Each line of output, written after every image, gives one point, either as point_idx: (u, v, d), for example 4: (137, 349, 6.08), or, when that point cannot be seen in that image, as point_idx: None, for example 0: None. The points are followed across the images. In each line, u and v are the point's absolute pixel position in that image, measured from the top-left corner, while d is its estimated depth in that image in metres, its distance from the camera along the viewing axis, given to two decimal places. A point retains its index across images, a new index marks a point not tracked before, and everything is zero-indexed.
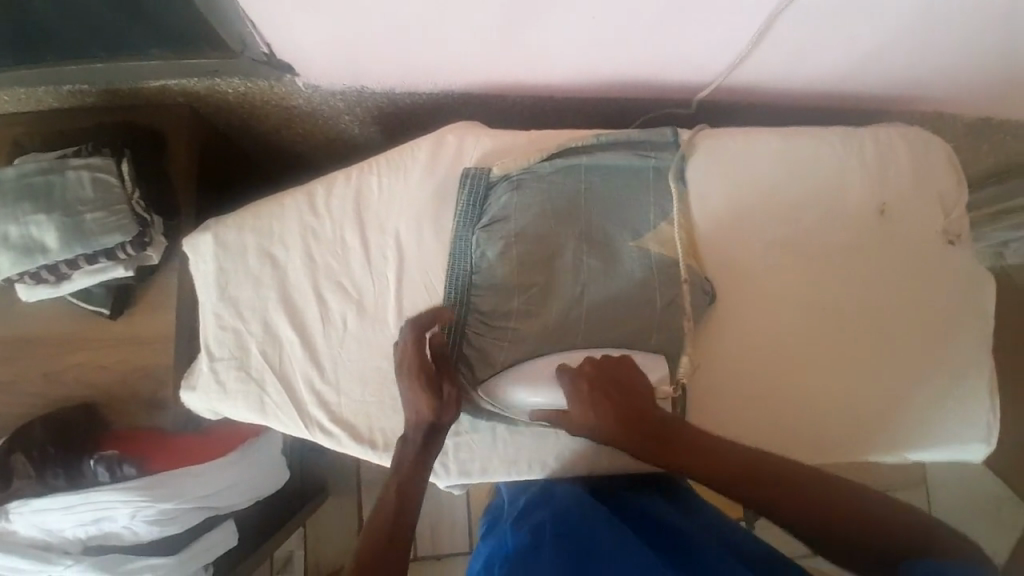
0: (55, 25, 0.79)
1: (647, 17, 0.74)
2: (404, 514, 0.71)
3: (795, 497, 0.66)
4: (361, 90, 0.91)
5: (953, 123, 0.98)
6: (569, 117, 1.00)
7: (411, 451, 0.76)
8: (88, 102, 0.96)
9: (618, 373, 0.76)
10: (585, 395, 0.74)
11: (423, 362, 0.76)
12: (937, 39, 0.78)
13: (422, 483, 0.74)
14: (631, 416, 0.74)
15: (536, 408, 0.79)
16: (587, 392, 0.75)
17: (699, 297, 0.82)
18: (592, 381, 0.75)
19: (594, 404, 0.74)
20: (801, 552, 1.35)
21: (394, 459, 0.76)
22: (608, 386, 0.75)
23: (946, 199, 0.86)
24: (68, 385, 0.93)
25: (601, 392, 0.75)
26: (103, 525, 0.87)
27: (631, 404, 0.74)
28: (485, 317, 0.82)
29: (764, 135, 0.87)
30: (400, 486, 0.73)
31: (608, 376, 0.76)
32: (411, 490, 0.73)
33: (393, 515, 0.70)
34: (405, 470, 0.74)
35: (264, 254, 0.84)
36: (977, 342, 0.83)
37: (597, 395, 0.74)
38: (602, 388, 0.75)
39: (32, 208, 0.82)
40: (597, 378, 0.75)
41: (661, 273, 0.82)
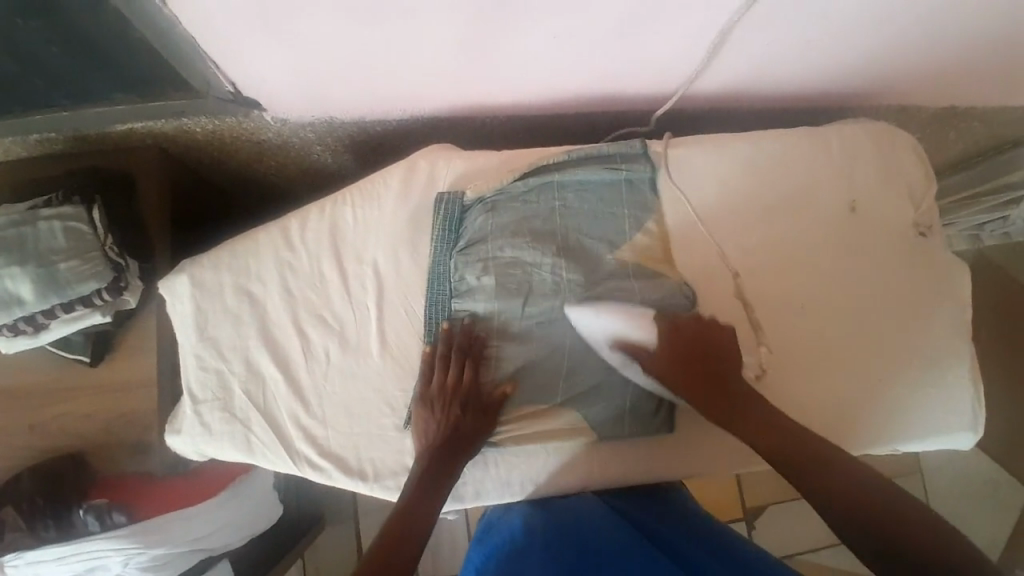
0: (17, 77, 0.78)
1: (606, 33, 0.75)
2: (419, 530, 0.73)
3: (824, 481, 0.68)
4: (329, 120, 0.91)
5: (918, 114, 0.99)
6: (538, 133, 1.00)
7: (434, 466, 0.78)
8: (57, 149, 0.96)
9: (713, 330, 0.79)
10: (670, 345, 0.77)
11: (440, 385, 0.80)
12: (892, 37, 0.80)
13: (438, 504, 0.75)
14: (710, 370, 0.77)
15: (618, 339, 0.79)
16: (677, 342, 0.77)
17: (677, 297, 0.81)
18: (681, 334, 0.78)
19: (676, 348, 0.77)
20: (802, 549, 1.35)
21: (415, 474, 0.78)
22: (695, 342, 0.78)
23: (915, 193, 0.87)
24: (52, 436, 0.92)
25: (687, 344, 0.77)
26: (97, 574, 0.88)
27: (715, 358, 0.77)
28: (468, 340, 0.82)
29: (733, 140, 0.88)
30: (417, 501, 0.75)
31: (702, 332, 0.78)
32: (423, 509, 0.74)
33: (412, 524, 0.73)
34: (423, 487, 0.76)
35: (243, 291, 0.84)
36: (954, 331, 0.84)
37: (683, 346, 0.77)
38: (688, 342, 0.78)
39: (5, 261, 0.82)
40: (683, 332, 0.78)
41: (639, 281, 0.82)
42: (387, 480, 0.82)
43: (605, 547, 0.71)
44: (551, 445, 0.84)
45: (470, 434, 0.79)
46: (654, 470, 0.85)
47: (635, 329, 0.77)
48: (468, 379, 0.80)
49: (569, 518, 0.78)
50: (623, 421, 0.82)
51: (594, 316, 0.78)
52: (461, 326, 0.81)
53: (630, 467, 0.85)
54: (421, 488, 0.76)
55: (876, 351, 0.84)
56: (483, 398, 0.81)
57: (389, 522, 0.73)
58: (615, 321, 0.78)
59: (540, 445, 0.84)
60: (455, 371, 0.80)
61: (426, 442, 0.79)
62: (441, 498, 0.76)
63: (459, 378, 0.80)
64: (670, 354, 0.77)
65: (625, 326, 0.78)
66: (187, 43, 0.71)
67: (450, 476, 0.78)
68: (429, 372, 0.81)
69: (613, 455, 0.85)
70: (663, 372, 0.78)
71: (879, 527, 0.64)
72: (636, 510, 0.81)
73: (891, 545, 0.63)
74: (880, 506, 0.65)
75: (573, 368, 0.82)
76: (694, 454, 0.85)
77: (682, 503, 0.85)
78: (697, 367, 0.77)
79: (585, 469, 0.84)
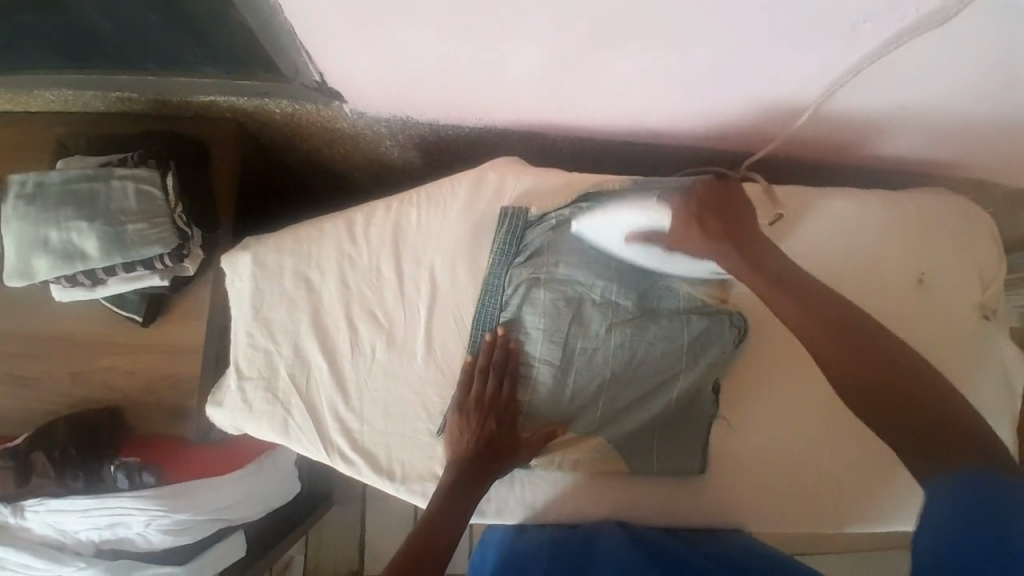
0: (113, 38, 0.80)
1: (701, 70, 0.74)
2: (443, 541, 0.74)
3: (847, 354, 0.63)
4: (405, 120, 0.92)
5: (993, 192, 0.97)
6: (607, 158, 1.00)
7: (461, 480, 0.78)
8: (134, 109, 0.97)
9: (743, 198, 0.73)
10: (691, 211, 0.72)
11: (476, 398, 0.80)
12: (987, 113, 0.78)
13: (466, 516, 0.77)
14: (737, 234, 0.71)
15: (636, 232, 0.76)
16: (702, 209, 0.72)
17: (725, 333, 0.82)
18: (706, 203, 0.72)
19: (702, 219, 0.71)
20: None
21: (443, 484, 0.78)
22: (722, 206, 0.72)
23: (985, 274, 0.86)
24: (94, 387, 0.94)
25: (713, 213, 0.71)
26: (118, 530, 0.88)
27: (744, 228, 0.71)
28: (513, 358, 0.81)
29: (809, 194, 0.87)
30: (445, 511, 0.76)
31: (728, 195, 0.72)
32: (453, 519, 0.76)
33: (440, 534, 0.74)
34: (452, 497, 0.77)
35: (301, 278, 0.85)
36: (1002, 420, 0.84)
37: (706, 212, 0.71)
38: (712, 210, 0.72)
39: (75, 214, 0.82)
40: (710, 201, 0.72)
41: (694, 329, 0.81)
42: (414, 484, 0.83)
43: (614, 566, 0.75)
44: (580, 474, 0.85)
45: (500, 447, 0.80)
46: (679, 516, 0.85)
47: (653, 215, 0.74)
48: (505, 393, 0.80)
49: (582, 542, 0.80)
50: (653, 458, 0.83)
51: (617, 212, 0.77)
52: (501, 337, 0.81)
53: (653, 508, 0.85)
54: (451, 496, 0.77)
55: None
56: (515, 412, 0.81)
57: (424, 519, 0.75)
58: (634, 215, 0.76)
59: (568, 472, 0.85)
60: (492, 389, 0.80)
61: (455, 453, 0.80)
62: (468, 510, 0.77)
63: (497, 395, 0.80)
64: (696, 225, 0.71)
65: (644, 217, 0.75)
66: (285, 28, 0.71)
67: (478, 488, 0.79)
68: (467, 384, 0.81)
69: (641, 494, 0.85)
70: (691, 247, 0.73)
71: (902, 410, 0.59)
72: (656, 533, 0.82)
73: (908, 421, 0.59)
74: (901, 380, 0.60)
75: (614, 398, 0.82)
76: (724, 504, 0.84)
77: (716, 531, 0.85)
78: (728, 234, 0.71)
79: (611, 502, 0.85)
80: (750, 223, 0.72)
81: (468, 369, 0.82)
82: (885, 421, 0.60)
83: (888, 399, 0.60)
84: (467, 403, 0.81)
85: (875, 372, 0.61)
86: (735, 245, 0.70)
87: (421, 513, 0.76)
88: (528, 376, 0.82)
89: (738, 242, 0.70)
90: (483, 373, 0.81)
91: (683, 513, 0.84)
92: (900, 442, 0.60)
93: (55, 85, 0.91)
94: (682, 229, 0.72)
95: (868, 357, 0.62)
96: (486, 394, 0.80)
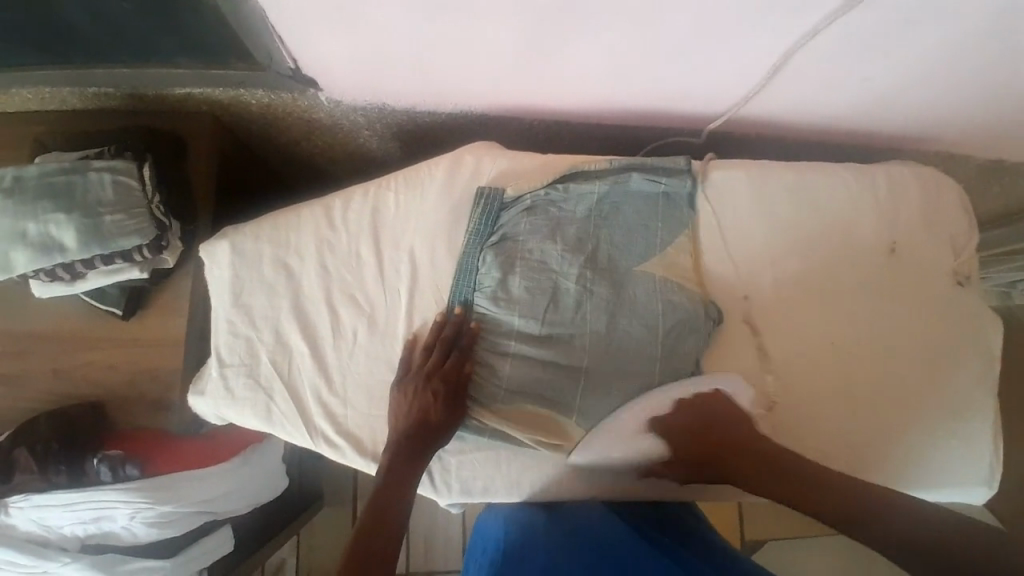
0: (88, 30, 0.80)
1: (669, 49, 0.75)
2: (388, 527, 0.74)
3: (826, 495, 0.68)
4: (382, 107, 0.93)
5: (964, 164, 0.99)
6: (583, 141, 1.01)
7: (405, 454, 0.78)
8: (111, 105, 0.97)
9: (720, 405, 0.78)
10: (679, 433, 0.78)
11: (422, 373, 0.80)
12: (948, 86, 0.79)
13: (408, 496, 0.77)
14: (724, 442, 0.77)
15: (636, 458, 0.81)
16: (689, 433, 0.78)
17: (702, 320, 0.82)
18: (686, 422, 0.78)
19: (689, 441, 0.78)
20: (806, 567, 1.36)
21: (382, 461, 0.79)
22: (703, 421, 0.78)
23: (956, 242, 0.87)
24: (76, 383, 0.93)
25: (694, 426, 0.78)
26: (103, 525, 0.87)
27: (726, 428, 0.77)
28: (479, 338, 0.82)
29: (777, 169, 0.88)
30: (383, 498, 0.75)
31: (703, 408, 0.78)
32: (397, 496, 0.76)
33: (386, 516, 0.75)
34: (395, 474, 0.77)
35: (280, 264, 0.85)
36: (980, 385, 0.84)
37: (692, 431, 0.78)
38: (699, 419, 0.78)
39: (53, 207, 0.82)
40: (689, 416, 0.78)
41: (670, 315, 0.82)
42: None
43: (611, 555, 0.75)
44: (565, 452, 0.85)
45: (450, 418, 0.80)
46: (666, 492, 0.85)
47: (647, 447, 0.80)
48: (450, 365, 0.80)
49: (568, 522, 0.82)
50: None
51: (620, 444, 0.80)
52: (457, 316, 0.82)
53: (638, 483, 0.85)
54: (394, 470, 0.77)
55: (899, 392, 0.84)
56: (463, 387, 0.81)
57: (374, 490, 0.76)
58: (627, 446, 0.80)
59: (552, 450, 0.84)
60: (437, 362, 0.80)
61: (396, 431, 0.79)
62: (411, 487, 0.77)
63: (445, 370, 0.80)
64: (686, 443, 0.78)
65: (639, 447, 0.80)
66: (258, 15, 0.71)
67: (421, 461, 0.79)
68: (410, 358, 0.82)
69: (627, 470, 0.85)
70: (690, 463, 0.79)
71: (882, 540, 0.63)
72: (629, 512, 0.85)
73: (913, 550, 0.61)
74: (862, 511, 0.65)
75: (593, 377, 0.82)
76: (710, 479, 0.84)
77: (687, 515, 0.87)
78: (713, 440, 0.77)
79: (598, 482, 0.84)
80: (733, 422, 0.77)
81: (408, 341, 0.83)
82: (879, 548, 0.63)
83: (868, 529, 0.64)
84: (411, 378, 0.80)
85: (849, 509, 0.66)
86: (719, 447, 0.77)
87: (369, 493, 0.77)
88: (495, 353, 0.82)
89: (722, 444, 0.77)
90: (427, 350, 0.81)
91: (669, 489, 0.85)
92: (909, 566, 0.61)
93: (31, 82, 0.91)
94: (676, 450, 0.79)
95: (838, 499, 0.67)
96: (430, 365, 0.79)
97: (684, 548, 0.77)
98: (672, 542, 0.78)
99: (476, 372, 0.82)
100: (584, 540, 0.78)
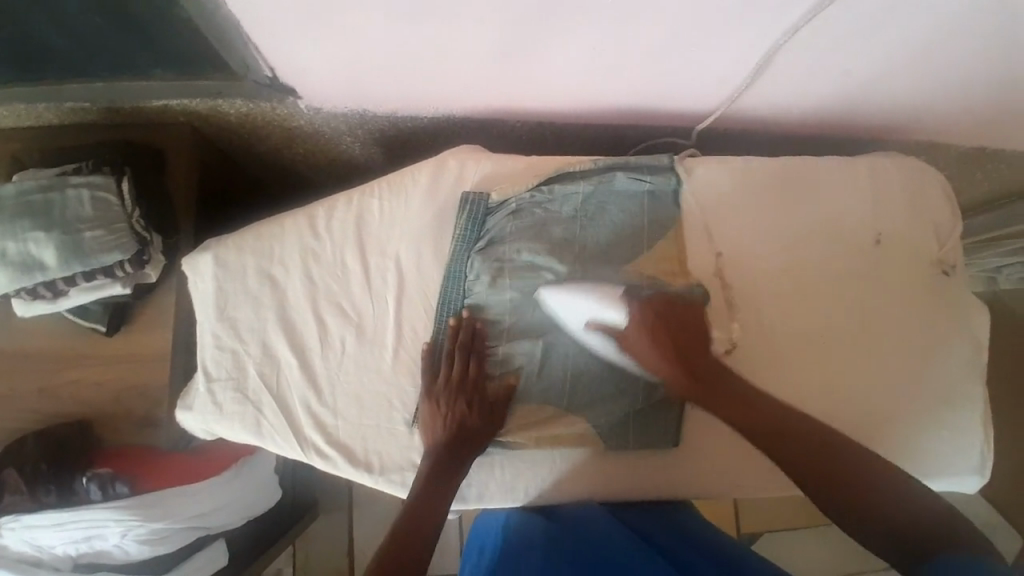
0: (61, 46, 0.79)
1: (648, 47, 0.75)
2: (424, 535, 0.73)
3: (793, 437, 0.69)
4: (363, 113, 0.92)
5: (947, 152, 0.99)
6: (566, 141, 1.01)
7: (440, 464, 0.78)
8: (89, 119, 0.96)
9: (689, 313, 0.78)
10: (647, 326, 0.76)
11: (447, 383, 0.80)
12: (928, 76, 0.80)
13: (445, 505, 0.76)
14: (689, 352, 0.77)
15: (592, 321, 0.78)
16: (655, 321, 0.77)
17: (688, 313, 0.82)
18: (658, 319, 0.77)
19: (655, 337, 0.76)
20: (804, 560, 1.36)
21: (418, 472, 0.78)
22: (674, 326, 0.77)
23: (941, 231, 0.87)
24: (63, 401, 0.92)
25: (663, 325, 0.76)
26: (94, 544, 0.86)
27: (694, 340, 0.77)
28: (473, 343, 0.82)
29: (762, 163, 0.88)
30: (419, 507, 0.75)
31: (676, 313, 0.78)
32: (430, 505, 0.75)
33: (420, 524, 0.74)
34: (429, 484, 0.77)
35: (265, 276, 0.85)
36: (969, 374, 0.84)
37: (659, 325, 0.76)
38: (667, 324, 0.77)
39: (31, 225, 0.81)
40: (659, 315, 0.77)
41: None
42: (391, 474, 0.82)
43: (603, 556, 0.74)
44: (558, 453, 0.85)
45: (482, 427, 0.80)
46: (662, 490, 0.85)
47: (612, 313, 0.77)
48: (474, 373, 0.80)
49: (568, 522, 0.81)
50: (626, 433, 0.83)
51: (585, 299, 0.78)
52: (464, 319, 0.82)
53: (632, 483, 0.85)
54: (428, 482, 0.77)
55: (889, 383, 0.84)
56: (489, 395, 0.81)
57: (410, 502, 0.76)
58: (592, 304, 0.78)
59: (547, 453, 0.85)
60: (461, 371, 0.80)
61: (430, 441, 0.79)
62: (446, 497, 0.76)
63: (473, 379, 0.80)
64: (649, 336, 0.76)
65: (605, 309, 0.77)
66: (233, 25, 0.71)
67: (458, 473, 0.78)
68: (436, 368, 0.81)
69: (620, 470, 0.85)
70: (643, 351, 0.77)
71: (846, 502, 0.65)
72: (629, 510, 0.84)
73: (880, 524, 0.63)
74: (832, 463, 0.66)
75: (585, 378, 0.82)
76: (706, 477, 0.84)
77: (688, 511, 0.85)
78: (678, 342, 0.77)
79: (590, 481, 0.85)
80: (700, 330, 0.78)
81: (427, 350, 0.82)
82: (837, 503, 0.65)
83: (832, 485, 0.66)
84: (437, 388, 0.80)
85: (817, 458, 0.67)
86: (680, 349, 0.76)
87: (402, 504, 0.76)
88: (501, 359, 0.83)
89: (686, 352, 0.76)
90: (450, 359, 0.81)
91: (664, 488, 0.85)
92: (867, 534, 0.64)
93: (6, 99, 0.90)
94: (638, 333, 0.76)
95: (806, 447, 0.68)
96: (456, 374, 0.80)
97: (683, 546, 0.76)
98: (672, 539, 0.78)
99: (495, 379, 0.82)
100: (585, 539, 0.77)
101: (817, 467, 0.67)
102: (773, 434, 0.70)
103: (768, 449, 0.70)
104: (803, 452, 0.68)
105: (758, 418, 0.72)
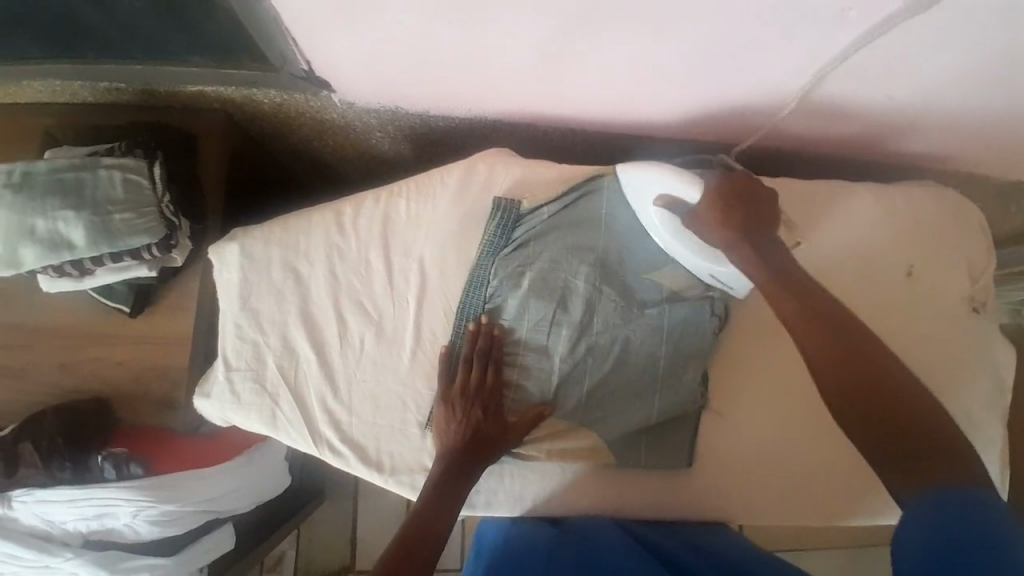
0: (100, 26, 0.79)
1: (689, 61, 0.74)
2: (434, 536, 0.74)
3: (838, 331, 0.63)
4: (395, 110, 0.92)
5: (984, 185, 0.97)
6: (597, 149, 1.00)
7: (452, 468, 0.78)
8: (122, 99, 0.97)
9: (760, 199, 0.72)
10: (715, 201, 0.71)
11: (464, 388, 0.80)
12: (972, 107, 0.78)
13: (455, 508, 0.76)
14: (752, 229, 0.70)
15: (665, 198, 0.75)
16: (727, 196, 0.71)
17: (706, 326, 0.81)
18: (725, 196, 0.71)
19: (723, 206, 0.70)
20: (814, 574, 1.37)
21: (430, 474, 0.79)
22: (741, 204, 0.71)
23: (974, 267, 0.86)
24: (82, 378, 0.93)
25: (733, 202, 0.70)
26: (106, 521, 0.87)
27: (757, 221, 0.71)
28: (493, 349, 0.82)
29: (797, 185, 0.87)
30: (430, 509, 0.75)
31: (746, 193, 0.72)
32: (441, 506, 0.76)
33: (429, 527, 0.74)
34: (440, 488, 0.77)
35: (289, 269, 0.85)
36: (992, 416, 0.84)
37: (730, 199, 0.70)
38: (736, 202, 0.71)
39: (62, 204, 0.81)
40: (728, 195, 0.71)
41: (677, 324, 0.81)
42: (402, 475, 0.83)
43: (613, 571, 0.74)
44: (567, 466, 0.85)
45: (498, 434, 0.80)
46: (673, 512, 0.85)
47: (691, 188, 0.72)
48: (491, 379, 0.80)
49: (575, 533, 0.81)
50: (640, 451, 0.83)
51: (654, 171, 0.75)
52: (485, 325, 0.81)
53: (642, 500, 0.85)
54: (440, 486, 0.77)
55: None
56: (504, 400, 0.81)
57: (420, 503, 0.76)
58: (671, 180, 0.74)
59: (554, 465, 0.85)
60: (479, 375, 0.80)
61: (443, 444, 0.80)
62: (457, 500, 0.77)
63: (489, 385, 0.80)
64: (717, 210, 0.70)
65: (686, 187, 0.73)
66: (272, 17, 0.70)
67: (470, 478, 0.78)
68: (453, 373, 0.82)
69: (631, 485, 0.85)
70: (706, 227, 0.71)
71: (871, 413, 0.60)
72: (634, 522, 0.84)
73: (896, 440, 0.58)
74: (879, 373, 0.61)
75: (603, 392, 0.82)
76: (719, 501, 0.84)
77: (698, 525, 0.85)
78: (744, 218, 0.70)
79: (600, 494, 0.85)
80: (768, 217, 0.71)
81: (445, 355, 0.82)
82: (858, 410, 0.60)
83: (864, 391, 0.60)
84: (454, 392, 0.80)
85: (855, 362, 0.61)
86: (744, 230, 0.70)
87: (412, 504, 0.76)
88: (520, 368, 0.82)
89: (750, 233, 0.70)
90: (465, 365, 0.81)
91: (675, 510, 0.84)
92: (878, 454, 0.59)
93: (43, 75, 0.90)
94: (708, 210, 0.71)
95: (856, 344, 0.62)
96: (474, 379, 0.80)
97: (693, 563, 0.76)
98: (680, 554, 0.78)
99: (510, 385, 0.82)
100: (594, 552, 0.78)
101: (857, 369, 0.61)
102: (824, 323, 0.64)
103: (804, 335, 0.64)
104: (853, 348, 0.62)
105: (811, 306, 0.65)
